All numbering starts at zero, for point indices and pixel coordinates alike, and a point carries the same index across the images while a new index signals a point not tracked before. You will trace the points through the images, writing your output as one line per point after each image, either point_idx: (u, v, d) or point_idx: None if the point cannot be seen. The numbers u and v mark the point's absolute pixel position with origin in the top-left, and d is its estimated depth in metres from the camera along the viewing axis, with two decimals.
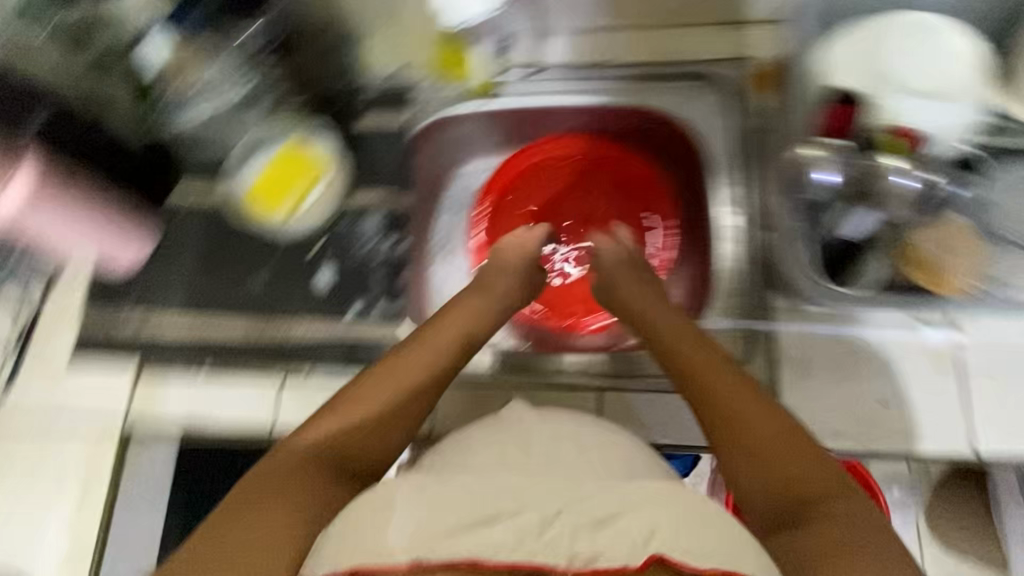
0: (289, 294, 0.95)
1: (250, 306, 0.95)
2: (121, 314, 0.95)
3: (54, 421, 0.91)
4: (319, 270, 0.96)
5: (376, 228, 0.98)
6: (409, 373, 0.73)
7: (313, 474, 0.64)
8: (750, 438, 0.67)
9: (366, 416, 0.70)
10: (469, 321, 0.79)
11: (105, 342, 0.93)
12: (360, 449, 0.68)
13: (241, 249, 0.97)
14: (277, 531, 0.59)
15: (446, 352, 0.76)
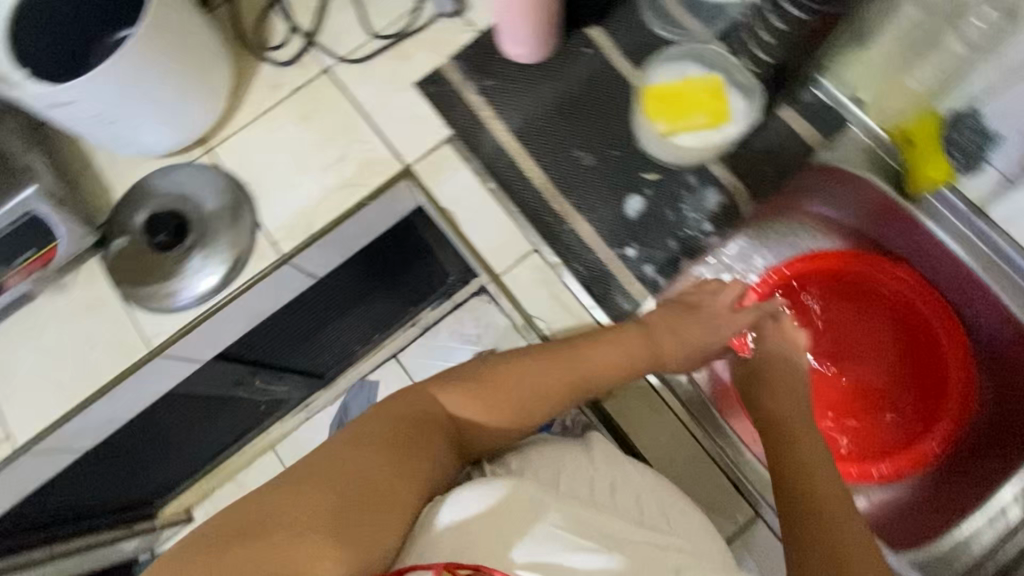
0: (596, 185, 0.92)
1: (558, 164, 0.93)
2: (472, 86, 0.97)
3: (370, 116, 0.97)
4: (633, 195, 0.91)
5: (715, 206, 0.91)
6: (581, 360, 0.80)
7: (447, 405, 0.75)
8: (809, 505, 0.68)
9: (529, 368, 0.77)
10: (661, 336, 0.83)
11: (452, 94, 0.97)
12: (513, 397, 0.76)
13: (591, 120, 0.94)
14: (405, 458, 0.67)
15: (619, 363, 0.81)
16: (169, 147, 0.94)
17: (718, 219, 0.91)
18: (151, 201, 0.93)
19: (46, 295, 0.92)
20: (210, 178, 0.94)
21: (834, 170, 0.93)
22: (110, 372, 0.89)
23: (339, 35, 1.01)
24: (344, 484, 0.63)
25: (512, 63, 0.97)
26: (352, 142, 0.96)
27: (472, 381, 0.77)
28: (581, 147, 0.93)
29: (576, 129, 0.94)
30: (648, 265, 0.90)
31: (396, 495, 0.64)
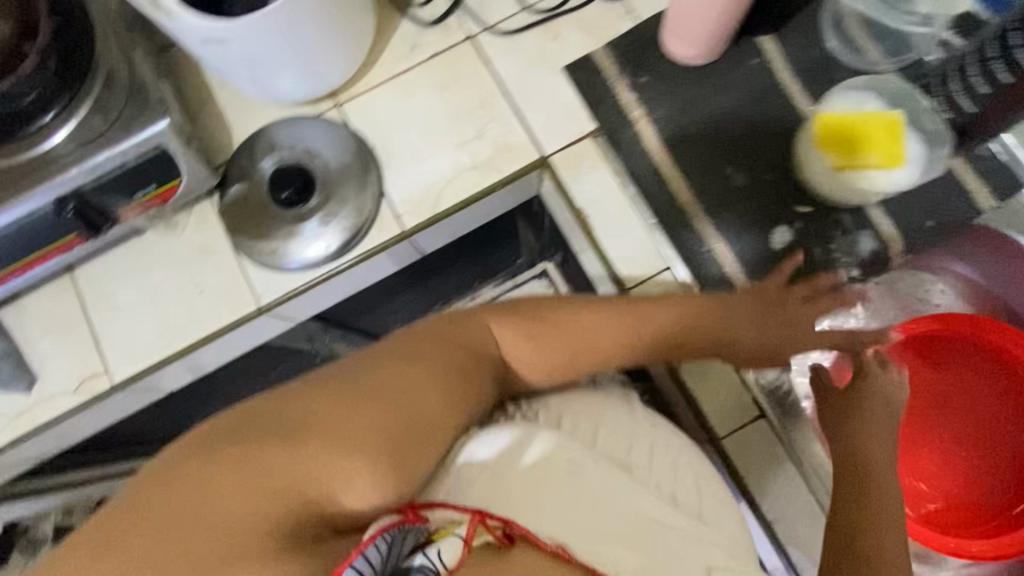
0: (749, 216, 0.86)
1: (710, 186, 0.87)
2: (625, 81, 0.90)
3: (511, 96, 0.91)
4: (784, 230, 0.86)
5: (865, 251, 0.85)
6: (636, 312, 0.71)
7: (463, 340, 0.65)
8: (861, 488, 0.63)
9: (567, 312, 0.69)
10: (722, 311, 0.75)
11: (605, 82, 0.91)
12: (553, 345, 0.68)
13: (751, 145, 0.88)
14: (381, 395, 0.57)
15: (660, 316, 0.72)
16: (300, 99, 0.90)
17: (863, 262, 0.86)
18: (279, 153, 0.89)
19: (154, 233, 0.90)
20: (342, 137, 0.90)
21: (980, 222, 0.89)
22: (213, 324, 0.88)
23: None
24: (354, 419, 0.55)
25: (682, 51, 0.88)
26: (492, 122, 0.91)
27: (512, 319, 0.68)
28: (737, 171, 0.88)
29: (733, 152, 0.88)
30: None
31: (336, 435, 0.53)
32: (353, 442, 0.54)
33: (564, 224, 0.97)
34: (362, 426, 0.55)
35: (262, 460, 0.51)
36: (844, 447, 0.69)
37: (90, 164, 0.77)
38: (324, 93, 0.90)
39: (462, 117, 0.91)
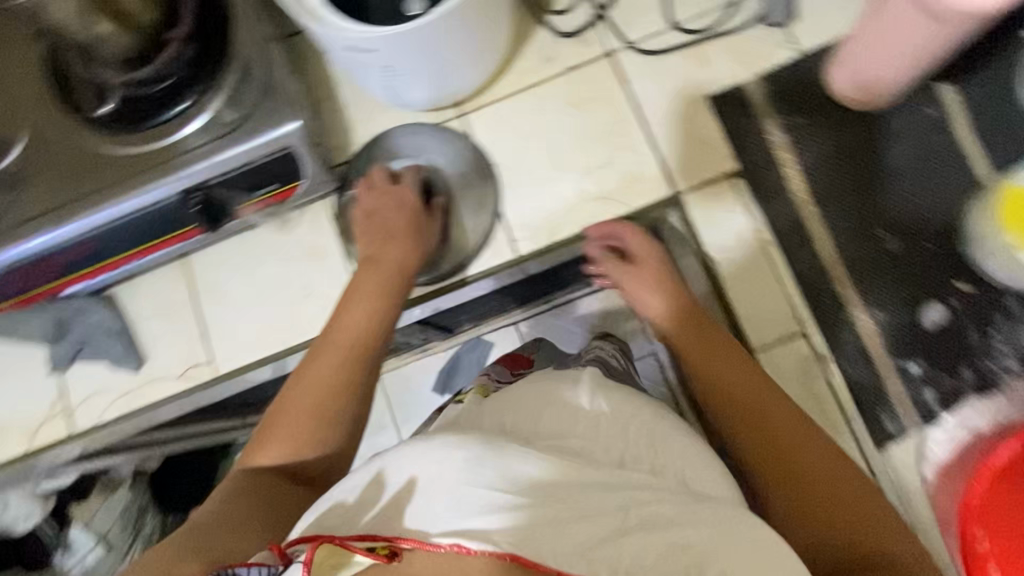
0: (903, 294, 0.78)
1: (858, 256, 0.79)
2: (778, 120, 0.83)
3: (647, 120, 0.85)
4: (941, 310, 0.78)
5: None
6: (371, 292, 0.76)
7: (301, 377, 0.69)
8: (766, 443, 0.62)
9: (324, 330, 0.74)
10: (378, 275, 0.77)
11: (752, 120, 0.83)
12: (333, 336, 0.72)
13: (911, 214, 0.79)
14: (317, 410, 0.67)
15: (379, 305, 0.75)
16: (425, 106, 0.86)
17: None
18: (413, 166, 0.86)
19: (266, 229, 0.89)
20: (469, 157, 0.86)
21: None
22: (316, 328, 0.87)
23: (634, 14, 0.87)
24: (312, 399, 0.67)
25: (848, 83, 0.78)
26: (626, 149, 0.85)
27: (309, 355, 0.71)
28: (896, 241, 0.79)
29: (889, 218, 0.79)
30: (930, 390, 0.77)
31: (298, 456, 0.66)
32: (309, 442, 0.66)
33: None
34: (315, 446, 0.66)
35: (238, 532, 0.58)
36: (747, 409, 0.65)
37: (219, 159, 0.75)
38: (450, 101, 0.86)
39: (591, 139, 0.85)
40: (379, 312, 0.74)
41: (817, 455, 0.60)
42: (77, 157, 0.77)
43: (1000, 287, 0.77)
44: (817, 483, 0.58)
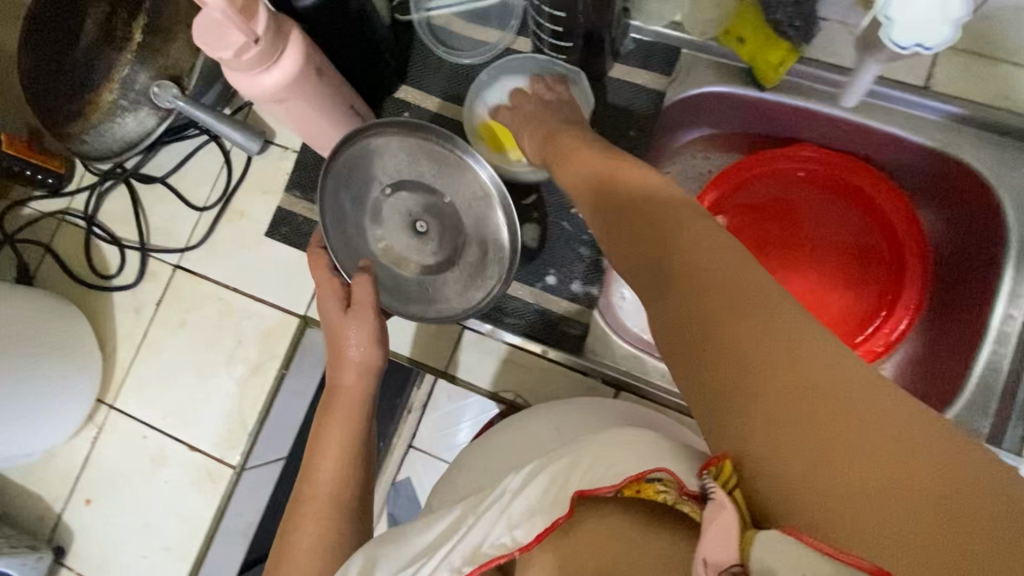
0: (806, 170, 0.84)
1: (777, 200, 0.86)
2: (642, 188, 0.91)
3: None
4: (868, 171, 0.81)
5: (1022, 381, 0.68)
6: (331, 407, 0.65)
7: (300, 489, 0.62)
8: (701, 299, 0.34)
9: (312, 446, 0.64)
10: (334, 408, 0.65)
11: (691, 171, 0.91)
12: (316, 457, 0.63)
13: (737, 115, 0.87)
14: (320, 497, 0.61)
15: (342, 413, 0.65)
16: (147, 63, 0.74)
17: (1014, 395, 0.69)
18: (355, 246, 0.72)
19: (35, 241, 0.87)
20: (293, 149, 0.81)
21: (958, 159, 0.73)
22: (208, 407, 0.80)
23: (488, 21, 0.82)
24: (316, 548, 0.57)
25: (444, 72, 0.82)
26: None
27: (305, 470, 0.63)
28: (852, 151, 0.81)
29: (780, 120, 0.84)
30: (937, 345, 0.77)
31: (315, 508, 0.60)
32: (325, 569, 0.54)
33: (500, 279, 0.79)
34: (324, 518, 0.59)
35: None
36: (705, 303, 0.34)
37: (113, 131, 0.76)
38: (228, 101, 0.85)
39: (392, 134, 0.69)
40: (347, 406, 0.65)
41: (752, 271, 0.34)
42: (72, 223, 0.86)
43: (979, 220, 0.74)
44: (763, 348, 0.31)
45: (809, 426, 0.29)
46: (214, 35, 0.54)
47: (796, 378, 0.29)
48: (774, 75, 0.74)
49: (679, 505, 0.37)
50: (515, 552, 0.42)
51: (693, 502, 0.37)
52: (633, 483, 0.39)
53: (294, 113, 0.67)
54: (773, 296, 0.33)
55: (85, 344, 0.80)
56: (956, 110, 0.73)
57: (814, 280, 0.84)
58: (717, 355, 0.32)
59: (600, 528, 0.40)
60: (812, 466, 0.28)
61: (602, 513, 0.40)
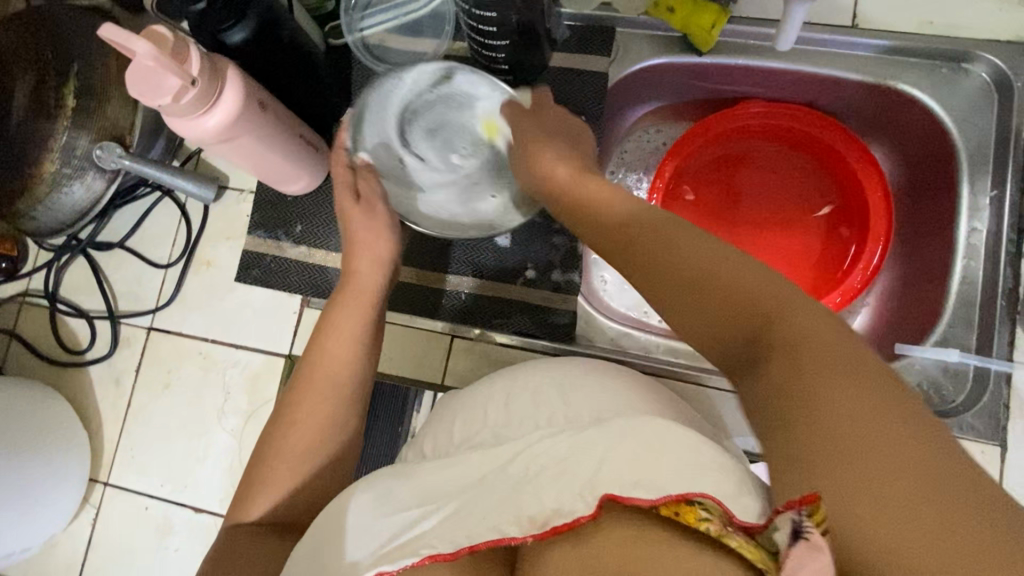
0: (758, 129, 0.86)
1: (731, 162, 0.89)
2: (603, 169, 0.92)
3: None
4: (817, 115, 0.82)
5: (999, 290, 0.70)
6: (339, 304, 0.64)
7: (297, 399, 0.59)
8: (777, 364, 0.39)
9: (310, 346, 0.61)
10: (342, 304, 0.64)
11: (647, 145, 0.92)
12: (323, 355, 0.60)
13: None
14: (324, 405, 0.58)
15: (351, 316, 0.62)
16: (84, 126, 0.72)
17: (996, 302, 0.70)
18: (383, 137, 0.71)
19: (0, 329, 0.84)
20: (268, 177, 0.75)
21: (896, 92, 0.76)
22: (207, 464, 0.78)
23: (423, 31, 0.82)
24: (306, 469, 0.57)
25: None
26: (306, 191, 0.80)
27: (314, 374, 0.60)
28: (800, 101, 0.83)
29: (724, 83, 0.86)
30: (908, 272, 0.78)
31: (316, 416, 0.58)
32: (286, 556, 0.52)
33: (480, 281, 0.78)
34: (323, 436, 0.58)
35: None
36: (789, 372, 0.38)
37: (61, 201, 0.74)
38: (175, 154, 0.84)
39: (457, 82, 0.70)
40: (363, 308, 0.64)
41: (819, 336, 0.39)
42: (35, 303, 0.84)
43: (932, 145, 0.76)
44: (840, 418, 0.36)
45: (888, 475, 0.34)
46: (148, 81, 0.53)
47: (867, 436, 0.35)
48: (709, 37, 0.75)
49: (725, 538, 0.38)
50: (528, 537, 0.43)
51: (739, 532, 0.38)
52: (670, 503, 0.40)
53: (244, 151, 0.66)
54: (845, 362, 0.37)
55: (67, 422, 0.77)
56: (887, 42, 0.75)
57: (781, 235, 0.87)
58: (796, 408, 0.37)
59: (627, 537, 0.41)
60: (891, 510, 0.33)
61: (628, 522, 0.42)
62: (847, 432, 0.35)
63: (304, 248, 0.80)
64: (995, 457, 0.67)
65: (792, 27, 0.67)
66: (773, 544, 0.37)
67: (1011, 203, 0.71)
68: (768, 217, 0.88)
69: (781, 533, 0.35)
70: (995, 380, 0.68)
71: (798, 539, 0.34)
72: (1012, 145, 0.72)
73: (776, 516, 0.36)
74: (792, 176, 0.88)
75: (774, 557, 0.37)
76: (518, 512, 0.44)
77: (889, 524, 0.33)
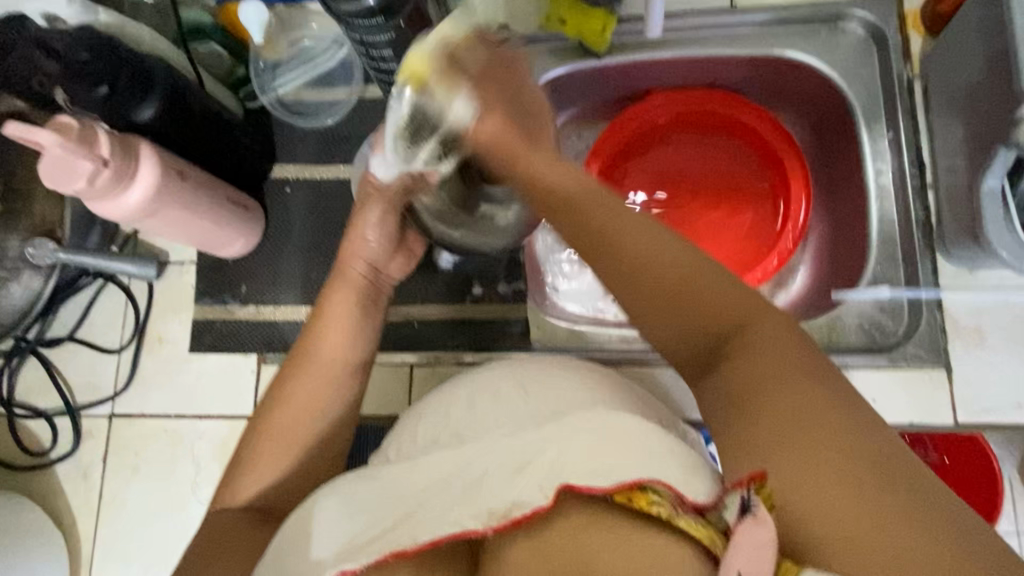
0: (671, 117, 0.90)
1: (652, 151, 0.92)
2: None
3: None
4: (721, 94, 0.86)
5: (915, 222, 0.73)
6: (336, 293, 0.64)
7: (289, 387, 0.60)
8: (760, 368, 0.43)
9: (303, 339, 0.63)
10: (333, 291, 0.64)
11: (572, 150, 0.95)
12: (315, 345, 0.62)
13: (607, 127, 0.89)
14: (310, 400, 0.60)
15: (344, 305, 0.63)
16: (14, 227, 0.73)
17: (914, 234, 0.73)
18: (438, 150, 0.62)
19: None
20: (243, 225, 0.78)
21: (783, 61, 0.81)
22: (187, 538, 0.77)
23: (335, 81, 0.85)
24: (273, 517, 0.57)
25: (312, 142, 0.84)
26: (248, 252, 0.82)
27: (303, 363, 0.61)
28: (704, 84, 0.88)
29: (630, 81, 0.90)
30: (832, 224, 0.82)
31: (301, 410, 0.59)
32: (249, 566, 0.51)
33: (431, 307, 0.80)
34: (304, 430, 0.59)
35: None
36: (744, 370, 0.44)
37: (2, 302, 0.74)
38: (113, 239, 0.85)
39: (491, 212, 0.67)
40: (351, 300, 0.63)
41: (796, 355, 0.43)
42: None
43: (829, 104, 0.81)
44: (786, 416, 0.40)
45: (845, 469, 0.37)
46: (61, 169, 0.55)
47: (804, 428, 0.39)
48: (602, 40, 0.80)
49: (675, 519, 0.40)
50: (488, 530, 0.43)
51: (688, 512, 0.40)
52: (624, 490, 0.41)
53: (173, 221, 0.68)
54: (813, 371, 0.42)
55: (38, 522, 0.75)
56: (766, 16, 0.79)
57: (713, 213, 0.90)
58: (770, 409, 0.41)
59: (587, 523, 0.42)
60: (849, 498, 0.36)
61: (588, 510, 0.42)
62: (821, 428, 0.39)
63: (252, 307, 0.81)
64: (942, 378, 0.69)
65: (656, 17, 0.74)
66: (721, 521, 0.40)
67: (910, 141, 0.75)
68: (696, 197, 0.91)
69: (730, 510, 0.38)
70: (928, 307, 0.71)
71: (746, 513, 0.36)
72: (899, 89, 0.76)
73: (725, 496, 0.39)
74: (712, 156, 0.91)
75: (723, 535, 0.39)
76: (477, 507, 0.44)
77: (844, 511, 0.36)
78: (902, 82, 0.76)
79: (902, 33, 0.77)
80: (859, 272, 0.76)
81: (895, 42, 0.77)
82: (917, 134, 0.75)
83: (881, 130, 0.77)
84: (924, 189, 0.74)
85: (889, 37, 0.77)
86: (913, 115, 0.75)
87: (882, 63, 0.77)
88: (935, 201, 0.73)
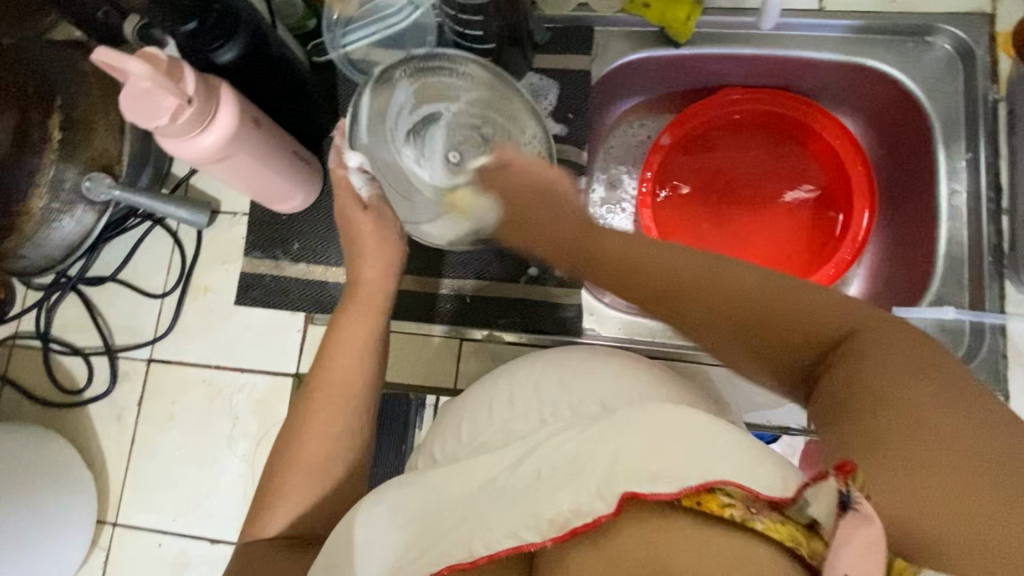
0: (742, 116, 0.88)
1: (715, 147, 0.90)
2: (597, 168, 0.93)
3: None
4: (794, 96, 0.85)
5: (984, 247, 0.73)
6: (355, 310, 0.65)
7: (308, 408, 0.60)
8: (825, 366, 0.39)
9: (318, 356, 0.63)
10: (348, 309, 0.65)
11: (632, 139, 0.93)
12: (331, 359, 0.62)
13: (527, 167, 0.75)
14: (327, 424, 0.59)
15: (359, 321, 0.64)
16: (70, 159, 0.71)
17: (983, 259, 0.73)
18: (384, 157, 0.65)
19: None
20: (304, 179, 0.76)
21: (867, 72, 0.80)
22: (221, 491, 0.76)
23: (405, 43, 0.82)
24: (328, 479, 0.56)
25: None
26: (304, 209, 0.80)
27: (318, 383, 0.61)
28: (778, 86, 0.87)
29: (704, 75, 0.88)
30: (895, 238, 0.81)
31: (318, 436, 0.58)
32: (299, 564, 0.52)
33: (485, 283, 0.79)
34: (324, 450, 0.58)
35: None
36: (813, 368, 0.40)
37: (53, 233, 0.72)
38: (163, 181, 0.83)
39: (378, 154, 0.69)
40: (365, 318, 0.64)
41: (865, 352, 0.39)
42: (28, 345, 0.81)
43: (905, 116, 0.80)
44: (863, 392, 0.38)
45: (941, 464, 0.34)
46: (145, 104, 0.53)
47: (903, 425, 0.36)
48: (686, 29, 0.78)
49: (750, 522, 0.34)
50: (546, 541, 0.39)
51: (764, 511, 0.35)
52: (691, 493, 0.36)
53: (239, 168, 0.66)
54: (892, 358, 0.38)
55: (70, 462, 0.74)
56: (855, 22, 0.78)
57: (769, 218, 0.89)
58: (840, 397, 0.38)
59: (653, 533, 0.36)
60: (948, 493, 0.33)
61: (650, 517, 0.37)
62: (907, 413, 0.36)
63: (303, 265, 0.79)
64: (999, 404, 0.69)
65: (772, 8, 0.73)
66: (804, 516, 0.34)
67: (987, 163, 0.74)
68: (755, 198, 0.90)
69: (816, 506, 0.34)
70: (989, 334, 0.71)
71: (847, 510, 0.33)
72: (982, 109, 0.75)
73: (807, 491, 0.34)
74: (774, 159, 0.90)
75: (811, 529, 0.34)
76: (533, 516, 0.40)
77: (942, 509, 0.33)
78: (987, 104, 0.75)
79: (992, 53, 0.75)
80: (924, 291, 0.75)
81: (982, 61, 0.75)
82: (995, 158, 0.74)
83: (959, 149, 0.76)
84: (996, 214, 0.73)
85: (977, 56, 0.76)
86: (993, 139, 0.75)
87: (968, 82, 0.76)
88: (1007, 226, 0.73)
